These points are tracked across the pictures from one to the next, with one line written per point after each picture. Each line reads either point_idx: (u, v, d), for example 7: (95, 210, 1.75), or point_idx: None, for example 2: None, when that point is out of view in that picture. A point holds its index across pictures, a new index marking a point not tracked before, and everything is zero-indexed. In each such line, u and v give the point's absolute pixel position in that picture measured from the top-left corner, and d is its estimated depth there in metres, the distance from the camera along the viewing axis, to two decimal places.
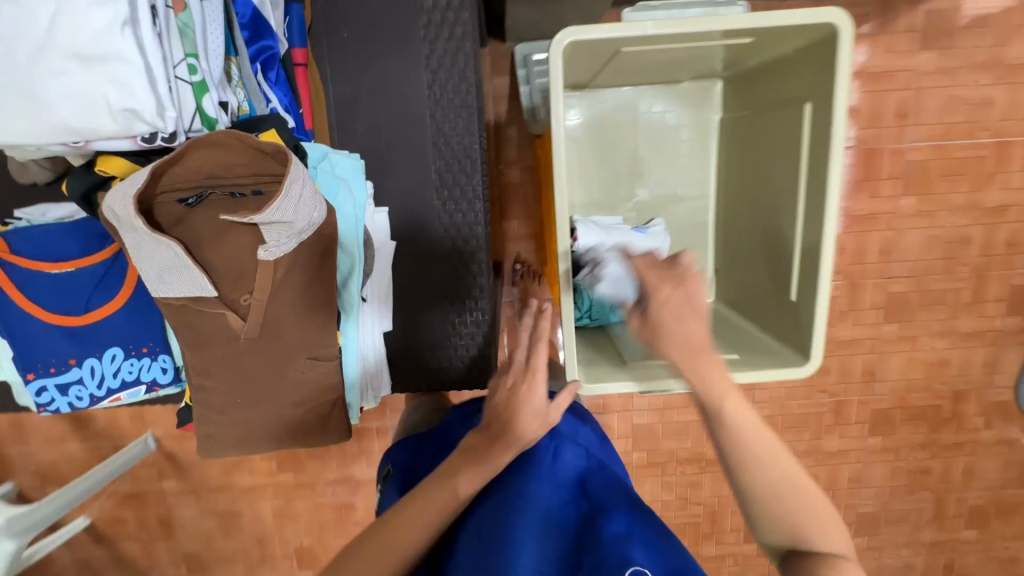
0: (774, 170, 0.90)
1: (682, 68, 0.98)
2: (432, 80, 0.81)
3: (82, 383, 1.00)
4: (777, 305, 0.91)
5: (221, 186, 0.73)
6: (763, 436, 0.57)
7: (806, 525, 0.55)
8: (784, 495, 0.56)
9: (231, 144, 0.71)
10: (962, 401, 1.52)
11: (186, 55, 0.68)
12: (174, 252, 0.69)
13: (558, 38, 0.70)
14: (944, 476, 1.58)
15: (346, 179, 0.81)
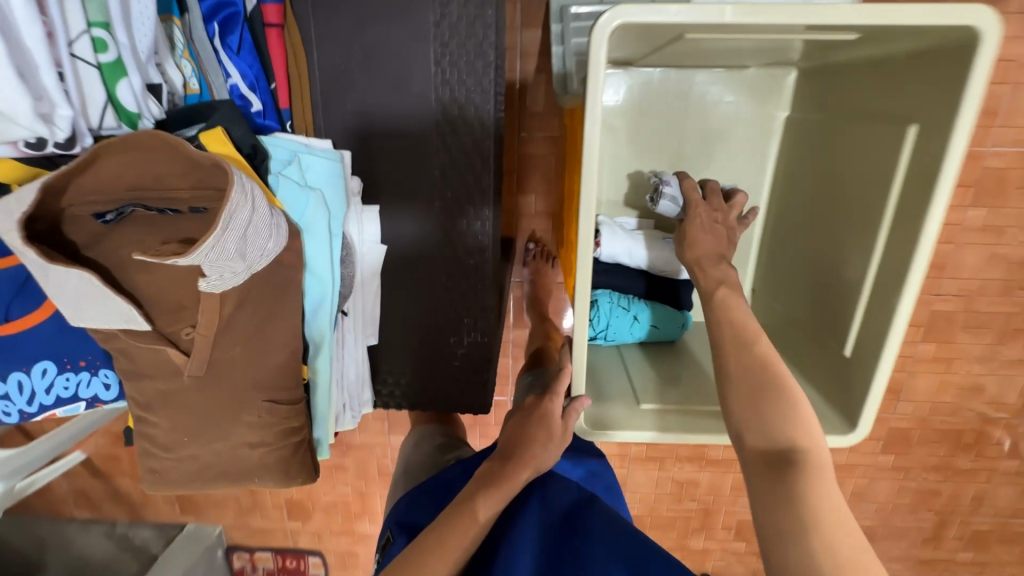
0: (848, 197, 0.75)
1: (752, 55, 0.80)
2: (440, 53, 0.68)
3: (6, 400, 0.70)
4: (826, 354, 0.79)
5: (145, 200, 0.58)
6: (753, 342, 0.68)
7: (773, 412, 0.64)
8: (772, 390, 0.65)
9: (157, 151, 0.55)
10: (989, 428, 1.40)
11: (92, 25, 0.53)
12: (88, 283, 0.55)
13: (603, 20, 0.54)
14: (953, 499, 1.50)
15: (318, 186, 0.67)
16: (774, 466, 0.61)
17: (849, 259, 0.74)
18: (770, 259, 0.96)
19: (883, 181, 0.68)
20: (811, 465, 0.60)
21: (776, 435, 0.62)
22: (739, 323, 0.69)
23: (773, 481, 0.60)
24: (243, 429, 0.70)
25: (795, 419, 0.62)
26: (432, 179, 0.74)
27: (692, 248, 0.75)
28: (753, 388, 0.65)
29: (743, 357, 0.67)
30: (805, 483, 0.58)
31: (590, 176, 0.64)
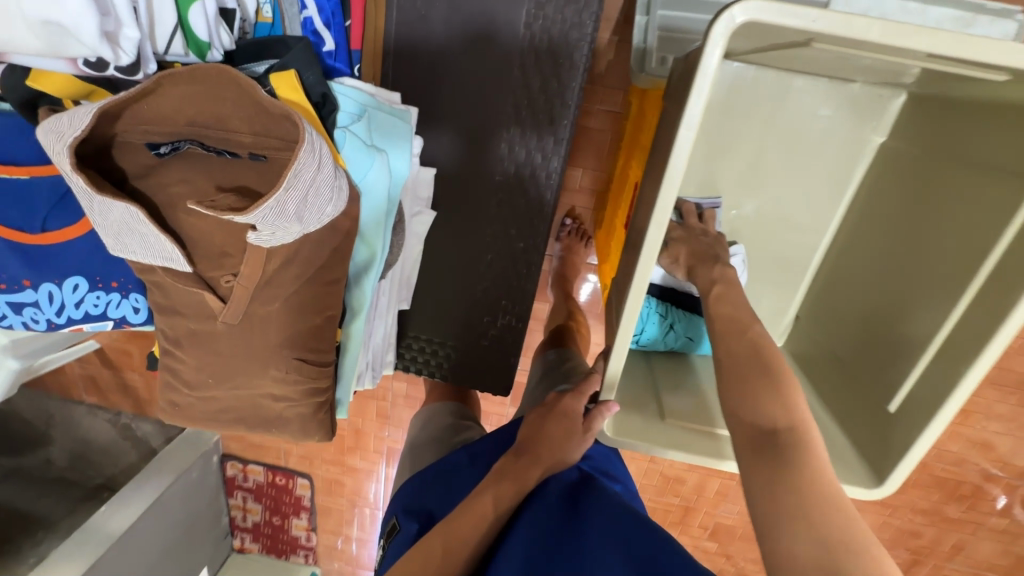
0: (936, 247, 0.69)
1: (862, 72, 0.73)
2: (532, 20, 0.72)
3: (38, 309, 0.71)
4: (866, 403, 0.76)
5: (204, 141, 0.59)
6: (745, 330, 0.65)
7: (762, 394, 0.59)
8: (762, 371, 0.60)
9: (228, 87, 0.56)
10: (989, 485, 1.37)
11: None
12: (132, 216, 0.54)
13: (730, 14, 0.49)
14: (932, 544, 1.49)
15: (382, 150, 0.67)
16: (764, 452, 0.56)
17: (920, 314, 0.69)
18: (823, 289, 0.92)
19: (984, 240, 0.62)
20: (808, 449, 0.55)
21: (763, 418, 0.58)
22: (728, 313, 0.67)
23: (765, 468, 0.55)
24: (269, 382, 0.69)
25: (784, 399, 0.58)
26: (499, 151, 0.79)
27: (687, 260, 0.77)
28: (743, 371, 0.61)
29: (731, 343, 0.63)
30: (804, 468, 0.53)
31: (671, 180, 0.59)
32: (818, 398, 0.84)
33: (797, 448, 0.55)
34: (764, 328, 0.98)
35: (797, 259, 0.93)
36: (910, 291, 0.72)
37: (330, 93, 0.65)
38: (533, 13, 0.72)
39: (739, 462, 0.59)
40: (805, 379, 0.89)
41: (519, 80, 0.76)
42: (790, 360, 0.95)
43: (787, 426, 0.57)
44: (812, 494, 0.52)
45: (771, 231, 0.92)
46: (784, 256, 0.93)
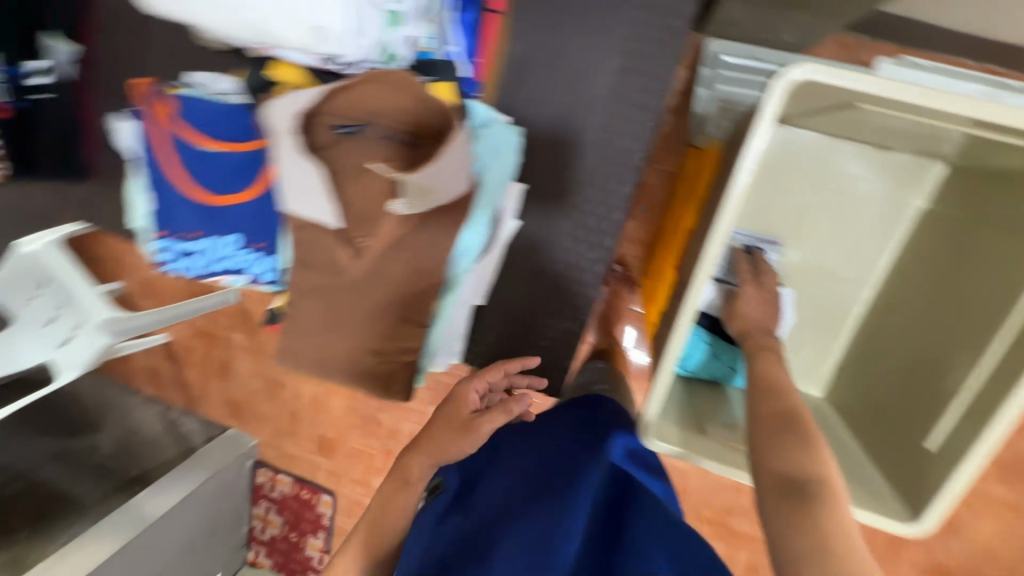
0: (973, 298, 0.74)
1: (904, 140, 0.82)
2: (622, 67, 0.81)
3: (199, 253, 1.06)
4: (904, 443, 0.78)
5: (379, 127, 0.86)
6: (781, 391, 0.67)
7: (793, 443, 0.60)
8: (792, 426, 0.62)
9: (403, 96, 0.82)
10: None
11: None
12: (314, 175, 0.82)
13: (790, 71, 0.60)
14: None
15: (501, 153, 0.86)
16: (787, 494, 0.56)
17: (957, 360, 0.73)
18: (865, 339, 0.96)
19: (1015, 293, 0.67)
20: (831, 500, 0.55)
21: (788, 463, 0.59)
22: (772, 377, 0.69)
23: (786, 510, 0.55)
24: (370, 334, 0.91)
25: (815, 452, 0.59)
26: (577, 176, 0.86)
27: (740, 318, 0.80)
28: (774, 426, 0.63)
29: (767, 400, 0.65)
30: (825, 515, 0.53)
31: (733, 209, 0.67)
32: (858, 442, 0.87)
33: (819, 493, 0.55)
34: (806, 373, 1.02)
35: (841, 309, 0.99)
36: (948, 341, 0.76)
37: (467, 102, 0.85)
38: (623, 62, 0.81)
39: (760, 507, 0.58)
40: (845, 426, 0.92)
41: (603, 115, 0.83)
42: (832, 409, 0.98)
43: (814, 477, 0.57)
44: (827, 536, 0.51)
45: (817, 280, 0.99)
46: (830, 306, 0.99)
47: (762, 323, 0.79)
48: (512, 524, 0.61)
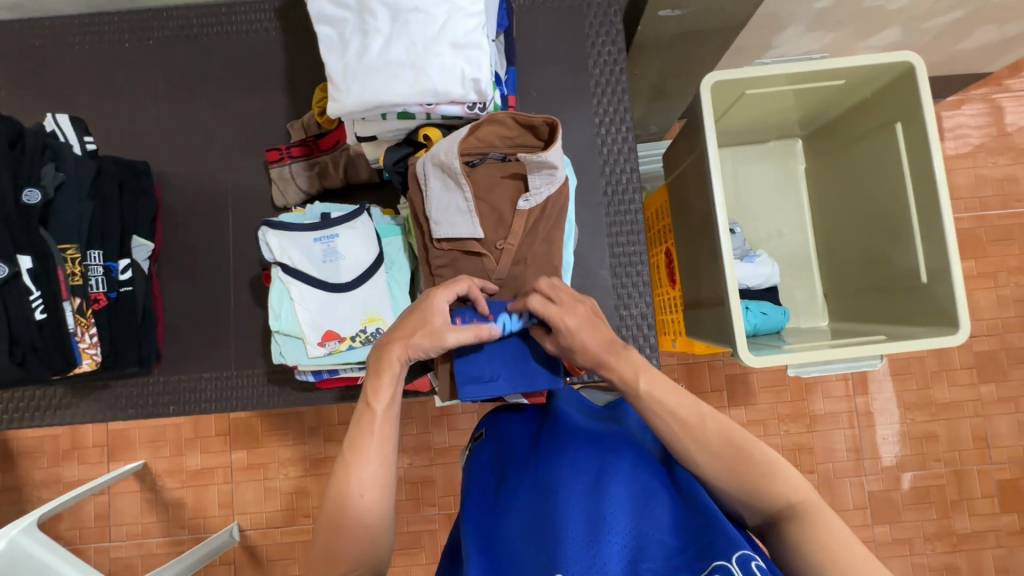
0: (876, 183, 1.09)
1: (772, 125, 1.24)
2: (600, 120, 1.04)
3: None
4: (906, 293, 1.04)
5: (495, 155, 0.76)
6: (686, 430, 0.65)
7: (754, 481, 0.61)
8: (741, 470, 0.62)
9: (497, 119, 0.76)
10: None
11: None
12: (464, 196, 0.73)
13: (705, 80, 0.96)
14: None
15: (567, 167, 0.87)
16: (750, 477, 0.62)
17: (905, 236, 1.03)
18: (829, 263, 1.26)
19: (900, 174, 1.03)
20: (774, 479, 0.60)
21: (758, 505, 0.61)
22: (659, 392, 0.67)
23: (749, 486, 0.62)
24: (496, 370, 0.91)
25: (727, 438, 0.63)
26: (599, 198, 1.03)
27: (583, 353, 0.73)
28: (687, 423, 0.65)
29: (697, 432, 0.64)
30: (780, 482, 0.60)
31: (715, 175, 0.99)
32: (883, 320, 1.11)
33: (804, 522, 0.58)
34: (808, 310, 1.28)
35: (801, 253, 1.29)
36: (890, 223, 1.07)
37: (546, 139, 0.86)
38: (600, 114, 1.04)
39: (730, 489, 0.63)
40: (862, 320, 1.16)
41: (601, 151, 1.03)
42: (843, 320, 1.22)
43: (752, 462, 0.62)
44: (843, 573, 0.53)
45: (773, 242, 1.30)
46: (791, 254, 1.29)
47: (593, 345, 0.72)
48: (540, 490, 0.67)
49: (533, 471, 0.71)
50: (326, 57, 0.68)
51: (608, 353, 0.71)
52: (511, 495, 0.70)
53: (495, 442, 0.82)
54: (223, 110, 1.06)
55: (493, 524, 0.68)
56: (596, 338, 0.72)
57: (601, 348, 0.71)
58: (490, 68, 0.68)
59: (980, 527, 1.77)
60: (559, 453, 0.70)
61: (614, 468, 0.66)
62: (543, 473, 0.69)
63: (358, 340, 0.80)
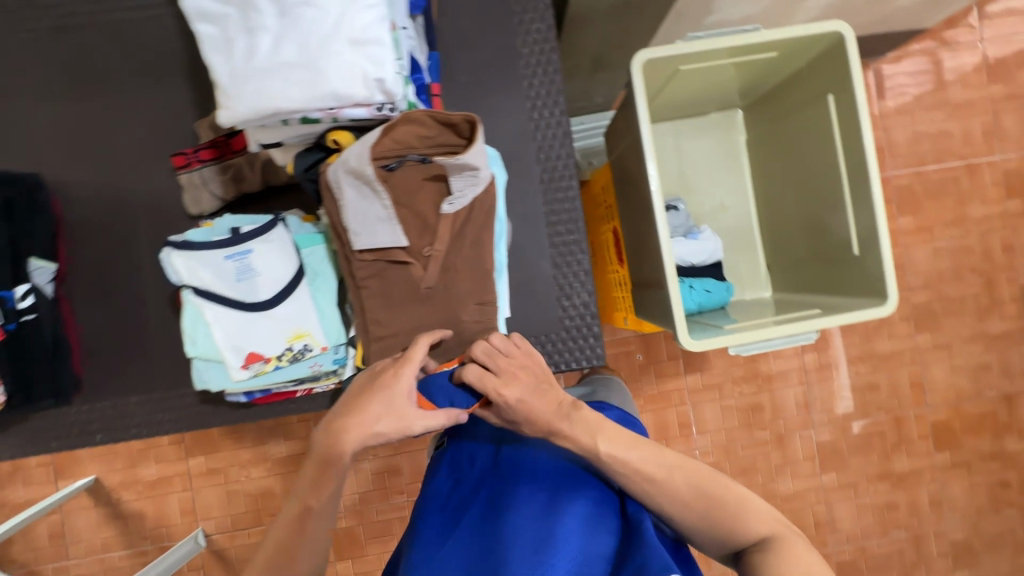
0: (814, 157, 1.09)
1: (711, 97, 1.21)
2: (532, 104, 0.99)
3: None
4: (843, 267, 1.06)
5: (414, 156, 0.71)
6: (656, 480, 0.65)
7: (726, 517, 0.64)
8: (713, 508, 0.64)
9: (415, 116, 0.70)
10: (971, 383, 1.91)
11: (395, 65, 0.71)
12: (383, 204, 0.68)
13: (637, 57, 0.92)
14: (967, 436, 1.91)
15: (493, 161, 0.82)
16: (722, 516, 0.64)
17: (840, 208, 1.04)
18: (771, 235, 1.27)
19: (834, 146, 1.02)
20: (742, 516, 0.64)
21: (727, 538, 0.64)
22: (618, 441, 0.67)
23: (720, 524, 0.64)
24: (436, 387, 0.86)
25: (698, 479, 0.65)
26: (535, 186, 0.99)
27: (529, 421, 0.69)
28: (661, 472, 0.66)
29: (671, 478, 0.65)
30: (747, 519, 0.63)
31: (649, 159, 0.97)
32: (821, 293, 1.13)
33: (773, 550, 0.61)
34: (753, 282, 1.30)
35: (745, 226, 1.30)
36: (826, 196, 1.08)
37: None
38: (532, 98, 0.99)
39: (701, 529, 0.65)
40: (801, 293, 1.19)
41: (535, 137, 0.99)
42: (784, 292, 1.24)
43: (723, 500, 0.65)
44: None
45: (717, 216, 1.30)
46: (735, 227, 1.30)
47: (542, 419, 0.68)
48: (498, 511, 0.69)
49: (490, 490, 0.73)
50: (212, 61, 0.61)
51: (561, 420, 0.68)
52: (468, 516, 0.72)
53: (454, 456, 0.84)
54: (122, 109, 0.96)
55: (448, 539, 0.70)
56: (545, 408, 0.68)
57: (550, 413, 0.68)
58: (395, 64, 0.63)
59: (918, 466, 1.90)
60: (518, 475, 0.73)
61: (569, 490, 0.69)
62: (501, 495, 0.71)
63: (285, 359, 0.77)
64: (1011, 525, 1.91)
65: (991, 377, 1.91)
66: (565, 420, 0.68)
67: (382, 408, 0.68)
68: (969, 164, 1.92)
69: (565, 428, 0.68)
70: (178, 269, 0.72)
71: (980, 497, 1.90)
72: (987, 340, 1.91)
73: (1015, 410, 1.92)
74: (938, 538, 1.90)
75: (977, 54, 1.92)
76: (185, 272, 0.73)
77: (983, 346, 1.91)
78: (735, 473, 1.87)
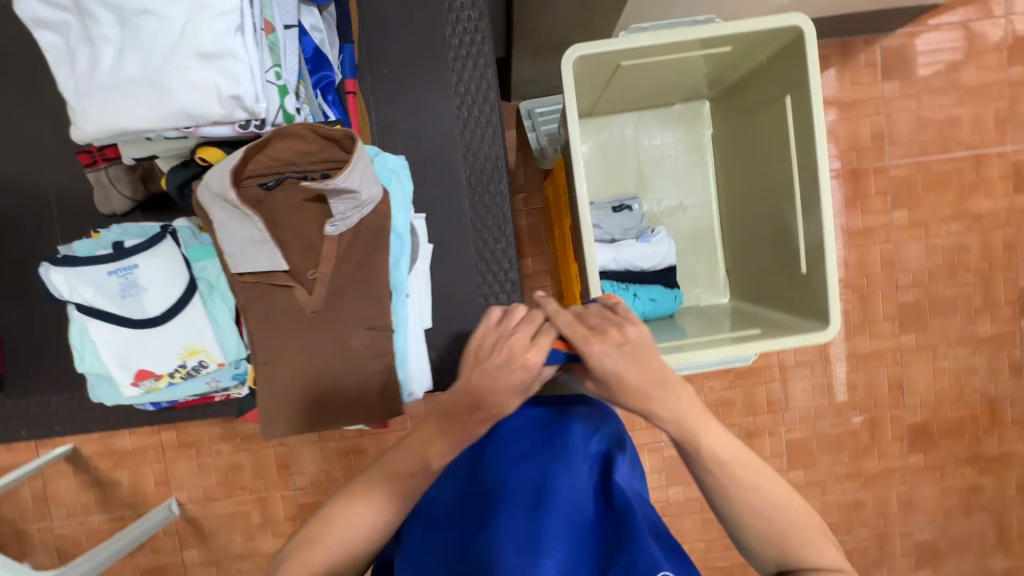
0: (772, 162, 1.00)
1: (671, 89, 1.12)
2: (461, 102, 0.91)
3: None
4: (792, 283, 0.99)
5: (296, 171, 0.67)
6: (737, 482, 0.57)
7: (803, 541, 0.56)
8: (779, 535, 0.57)
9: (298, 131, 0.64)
10: (954, 386, 1.84)
11: (273, 66, 0.64)
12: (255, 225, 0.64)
13: (567, 55, 0.83)
14: (944, 441, 1.86)
15: (397, 171, 0.76)
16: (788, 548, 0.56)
17: (791, 219, 0.97)
18: (732, 239, 1.20)
19: (790, 151, 0.94)
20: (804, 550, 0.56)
21: (801, 558, 0.56)
22: (720, 452, 0.58)
23: (793, 546, 0.56)
24: None
25: (777, 494, 0.58)
26: (462, 190, 0.93)
27: (628, 393, 0.59)
28: (739, 468, 0.58)
29: (751, 498, 0.57)
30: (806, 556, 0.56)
31: (579, 175, 0.91)
32: (773, 309, 1.06)
33: None
34: (710, 286, 1.23)
35: (705, 228, 1.23)
36: (779, 204, 1.00)
37: None
38: (460, 98, 0.91)
39: (765, 550, 0.57)
40: (757, 304, 1.12)
41: (462, 140, 0.92)
42: (741, 301, 1.18)
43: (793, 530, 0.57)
44: None
45: (676, 217, 1.23)
46: (696, 228, 1.23)
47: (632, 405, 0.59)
48: (478, 499, 0.55)
49: (467, 469, 0.59)
50: (56, 73, 0.56)
51: (664, 392, 0.58)
52: (444, 499, 0.58)
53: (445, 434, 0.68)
54: (32, 97, 0.91)
55: (426, 541, 0.56)
56: (646, 374, 0.59)
57: (653, 383, 0.59)
58: (255, 80, 0.57)
59: (889, 467, 1.86)
60: (499, 456, 0.58)
61: (560, 474, 0.55)
62: (480, 481, 0.56)
63: (178, 376, 0.76)
64: (981, 529, 1.88)
65: (976, 382, 1.84)
66: (666, 390, 0.58)
67: (508, 387, 0.58)
68: (976, 155, 1.78)
69: (676, 401, 0.58)
70: (55, 283, 0.70)
71: (951, 500, 1.87)
72: (975, 343, 1.83)
73: (996, 415, 1.85)
74: (903, 537, 1.88)
75: (997, 33, 1.74)
76: (64, 286, 0.70)
77: (968, 349, 1.83)
78: None
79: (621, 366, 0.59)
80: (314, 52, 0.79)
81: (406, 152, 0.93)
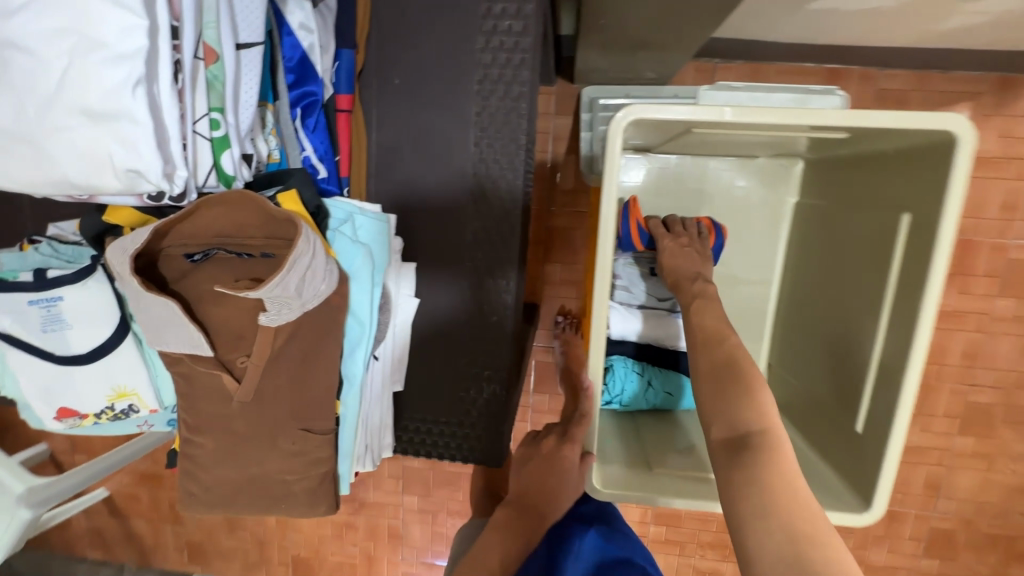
0: (852, 271, 0.79)
1: (760, 148, 0.90)
2: (479, 137, 0.72)
3: None
4: (836, 425, 0.79)
5: (230, 245, 0.69)
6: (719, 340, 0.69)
7: (738, 396, 0.61)
8: (732, 383, 0.63)
9: (244, 205, 0.65)
10: (1002, 504, 1.59)
11: (212, 109, 0.57)
12: (171, 311, 0.65)
13: (617, 118, 0.63)
14: (968, 554, 1.64)
15: (367, 245, 0.74)
16: (727, 380, 0.63)
17: (856, 351, 0.77)
18: (783, 331, 0.99)
19: (883, 278, 0.72)
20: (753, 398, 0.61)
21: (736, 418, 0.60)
22: (709, 323, 0.71)
23: (731, 390, 0.62)
24: (279, 455, 0.78)
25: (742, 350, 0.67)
26: (465, 243, 0.76)
27: (670, 270, 0.83)
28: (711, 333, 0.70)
29: (711, 349, 0.67)
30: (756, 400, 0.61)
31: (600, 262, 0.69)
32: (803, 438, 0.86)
33: (764, 447, 0.55)
34: None
35: (757, 310, 1.02)
36: (846, 326, 0.80)
37: (323, 203, 0.73)
38: (478, 136, 0.72)
39: (706, 394, 0.65)
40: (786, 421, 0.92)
41: (473, 185, 0.74)
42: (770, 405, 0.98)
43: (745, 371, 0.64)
44: (778, 499, 0.51)
45: (728, 288, 1.03)
46: (745, 306, 1.03)
47: (690, 270, 0.82)
48: None
49: None
50: None
51: (689, 279, 0.80)
52: None
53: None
54: None
55: None
56: (682, 266, 0.83)
57: (687, 265, 0.83)
58: (156, 147, 0.51)
59: (895, 563, 1.68)
60: None
61: None
62: None
63: (106, 415, 0.84)
64: None
65: None
66: (691, 278, 0.80)
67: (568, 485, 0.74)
68: None
69: (684, 287, 0.80)
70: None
71: None
72: None
73: None
74: None
75: None
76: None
77: None
78: (689, 513, 1.73)
79: (673, 254, 0.85)
80: (300, 60, 0.68)
81: (404, 186, 0.76)
